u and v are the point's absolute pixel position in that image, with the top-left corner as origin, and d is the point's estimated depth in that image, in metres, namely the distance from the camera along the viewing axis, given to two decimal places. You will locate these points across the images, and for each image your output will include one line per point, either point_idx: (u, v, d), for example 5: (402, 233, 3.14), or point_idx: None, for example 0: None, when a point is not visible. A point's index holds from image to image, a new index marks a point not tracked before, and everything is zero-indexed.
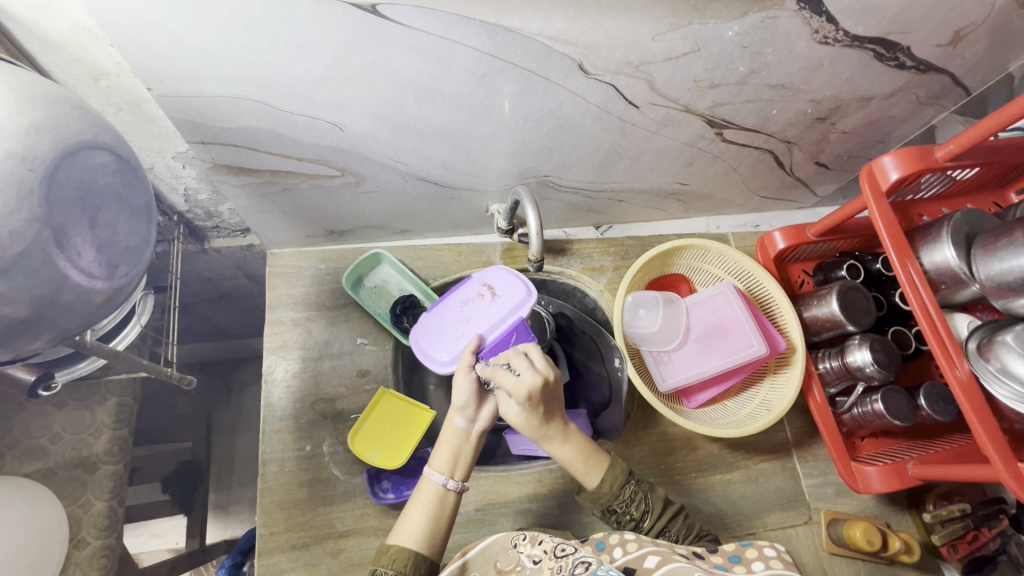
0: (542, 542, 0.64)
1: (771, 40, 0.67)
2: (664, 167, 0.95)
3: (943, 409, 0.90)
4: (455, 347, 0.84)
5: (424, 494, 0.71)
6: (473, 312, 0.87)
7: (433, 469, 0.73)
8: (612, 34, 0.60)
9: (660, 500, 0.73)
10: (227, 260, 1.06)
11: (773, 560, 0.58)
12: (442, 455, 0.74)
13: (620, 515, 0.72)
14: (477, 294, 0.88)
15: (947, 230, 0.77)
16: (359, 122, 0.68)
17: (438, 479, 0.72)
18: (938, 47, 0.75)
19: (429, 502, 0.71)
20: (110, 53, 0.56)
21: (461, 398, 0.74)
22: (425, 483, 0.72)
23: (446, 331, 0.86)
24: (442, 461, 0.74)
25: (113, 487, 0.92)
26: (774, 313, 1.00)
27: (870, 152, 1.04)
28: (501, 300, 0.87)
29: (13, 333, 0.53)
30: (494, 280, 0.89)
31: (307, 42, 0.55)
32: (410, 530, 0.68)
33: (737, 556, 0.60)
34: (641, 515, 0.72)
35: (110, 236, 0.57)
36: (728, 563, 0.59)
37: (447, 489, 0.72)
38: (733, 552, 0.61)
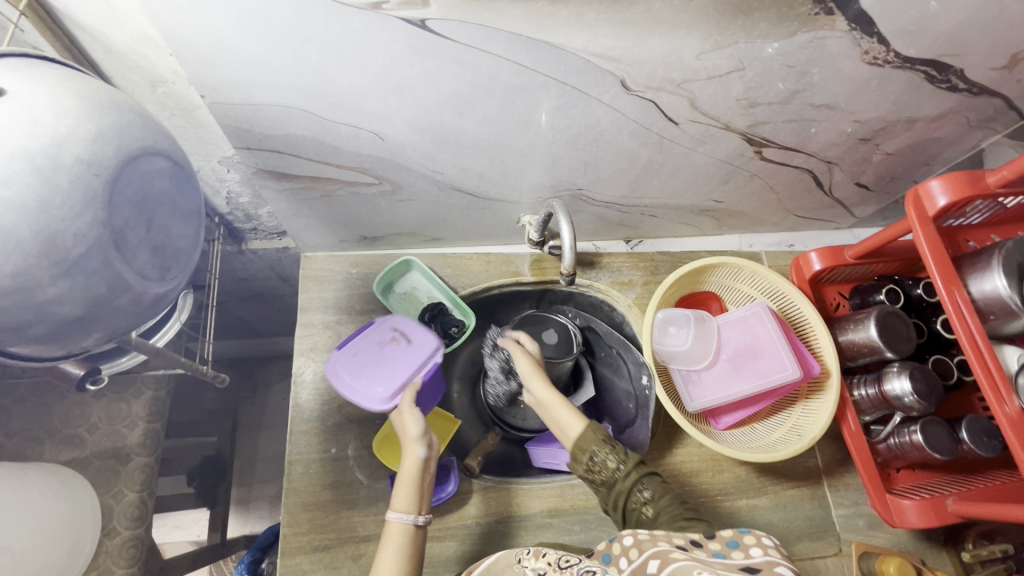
0: (545, 556, 0.63)
1: (817, 60, 0.66)
2: (700, 184, 0.94)
3: (987, 443, 0.86)
4: (382, 385, 0.80)
5: (394, 535, 0.69)
6: (389, 354, 0.83)
7: (398, 510, 0.70)
8: (656, 52, 0.60)
9: (636, 454, 0.74)
10: (262, 261, 1.08)
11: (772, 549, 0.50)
12: (404, 493, 0.71)
13: (599, 464, 0.74)
14: (392, 338, 0.85)
15: (997, 259, 0.74)
16: (399, 133, 0.69)
17: (407, 519, 0.69)
18: (992, 70, 0.73)
19: (400, 544, 0.68)
20: (169, 62, 0.58)
21: (417, 435, 0.74)
22: (391, 525, 0.69)
23: (372, 371, 0.82)
24: (405, 499, 0.71)
25: (145, 479, 0.94)
26: (807, 335, 0.98)
27: (913, 174, 1.01)
28: (415, 346, 0.84)
29: (65, 329, 0.55)
30: (406, 326, 0.86)
31: (356, 55, 0.56)
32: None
33: (735, 540, 0.53)
34: (618, 463, 0.73)
35: (164, 239, 0.59)
36: (726, 548, 0.52)
37: (417, 526, 0.69)
38: (731, 535, 0.54)
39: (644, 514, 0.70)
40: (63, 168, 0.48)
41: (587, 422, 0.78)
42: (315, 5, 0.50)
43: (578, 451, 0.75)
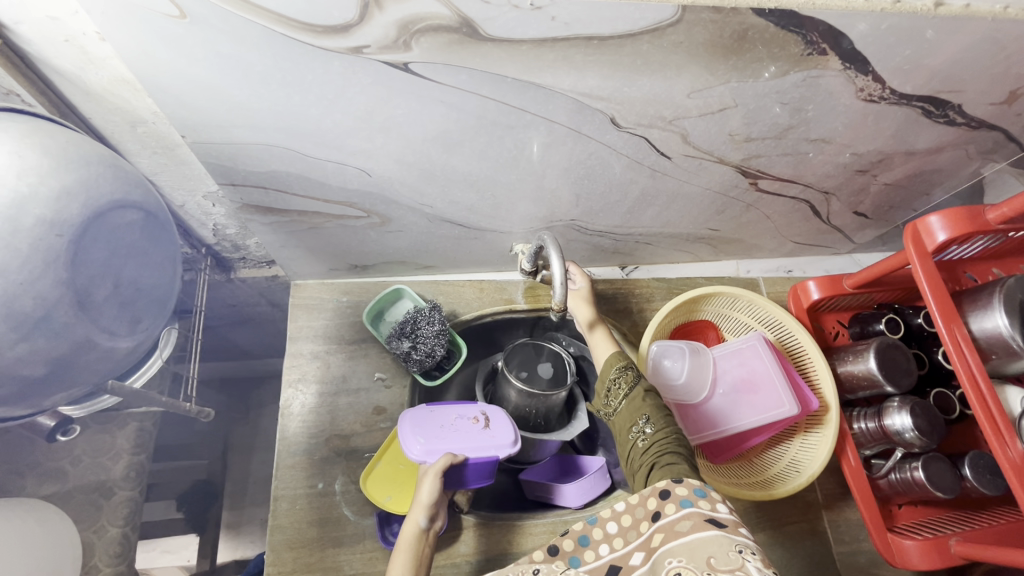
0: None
1: (812, 97, 0.65)
2: (695, 214, 0.93)
3: (990, 481, 0.84)
4: (431, 441, 0.75)
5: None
6: (459, 428, 0.79)
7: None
8: (646, 91, 0.59)
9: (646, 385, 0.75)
10: (252, 288, 1.07)
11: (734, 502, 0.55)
12: (400, 562, 0.67)
13: (612, 390, 0.76)
14: (473, 417, 0.82)
15: (999, 297, 0.72)
16: (387, 169, 0.68)
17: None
18: (991, 105, 0.71)
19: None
20: (147, 102, 0.58)
21: (424, 506, 0.70)
22: None
23: (432, 427, 0.78)
24: (400, 569, 0.66)
25: (128, 514, 0.92)
26: (806, 367, 0.96)
27: (912, 203, 0.99)
28: (489, 434, 0.80)
29: (31, 390, 0.55)
30: (496, 417, 0.84)
31: (337, 96, 0.55)
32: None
33: (702, 490, 0.56)
34: (628, 390, 0.74)
35: (133, 291, 0.59)
36: (693, 498, 0.55)
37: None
38: (698, 485, 0.57)
39: (638, 443, 0.70)
40: (22, 231, 0.48)
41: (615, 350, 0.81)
42: (295, 51, 0.49)
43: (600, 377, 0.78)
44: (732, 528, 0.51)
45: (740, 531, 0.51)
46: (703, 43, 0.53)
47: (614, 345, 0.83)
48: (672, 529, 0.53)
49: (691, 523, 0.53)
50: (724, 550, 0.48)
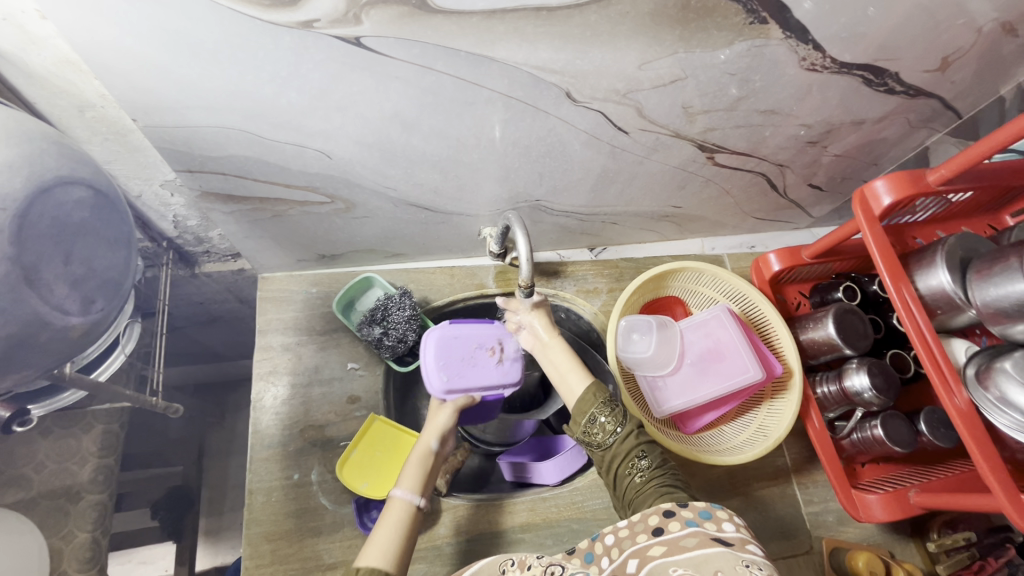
0: (530, 565, 0.60)
1: (758, 67, 0.67)
2: (656, 191, 0.95)
3: (943, 434, 0.89)
4: (452, 380, 0.80)
5: (395, 512, 0.69)
6: (477, 361, 0.82)
7: (403, 488, 0.72)
8: (598, 63, 0.61)
9: (634, 419, 0.73)
10: (218, 284, 1.06)
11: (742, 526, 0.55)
12: (412, 476, 0.74)
13: (598, 426, 0.72)
14: (490, 347, 0.83)
15: (941, 255, 0.76)
16: (347, 150, 0.68)
17: (409, 498, 0.71)
18: (926, 72, 0.75)
19: (400, 520, 0.69)
20: (95, 85, 0.57)
21: (438, 430, 0.79)
22: (394, 502, 0.71)
23: (453, 362, 0.81)
24: (411, 482, 0.73)
25: (97, 519, 0.90)
26: (769, 336, 1.00)
27: (863, 174, 1.03)
28: (502, 369, 0.83)
29: None
30: (509, 341, 0.84)
31: (291, 74, 0.55)
32: (381, 551, 0.65)
33: (707, 512, 0.56)
34: (616, 426, 0.71)
35: (85, 269, 0.57)
36: (698, 520, 0.56)
37: (416, 508, 0.71)
38: (704, 507, 0.57)
39: (634, 480, 0.69)
40: None
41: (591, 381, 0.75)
42: (243, 25, 0.49)
43: (577, 413, 0.73)
44: (738, 546, 0.52)
45: (746, 549, 0.51)
46: (649, 12, 0.55)
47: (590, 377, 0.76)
48: (676, 544, 0.54)
49: (696, 541, 0.53)
50: (730, 565, 0.48)
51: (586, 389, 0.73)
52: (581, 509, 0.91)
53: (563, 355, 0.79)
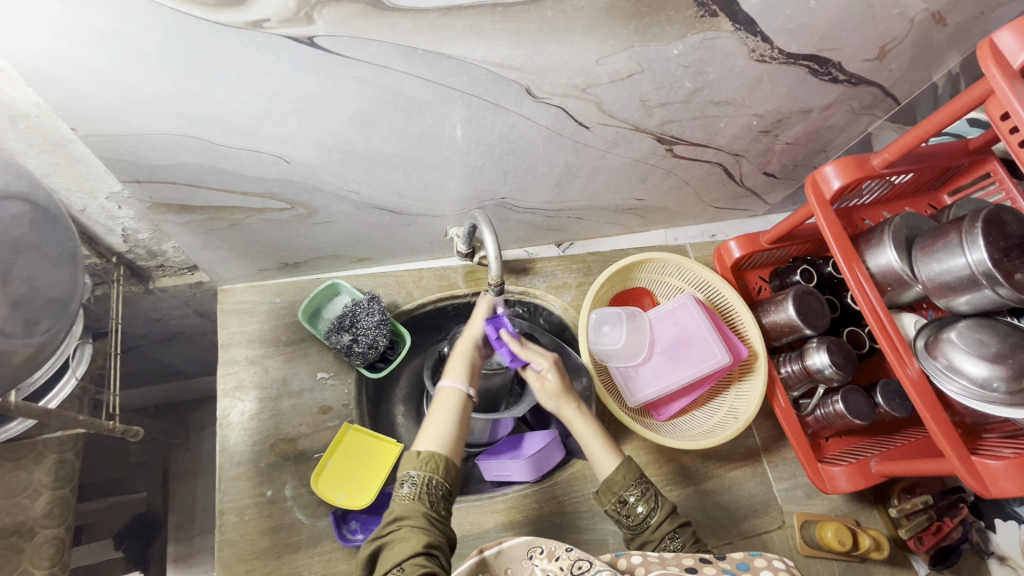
0: (558, 557, 0.57)
1: (711, 60, 0.69)
2: (620, 184, 0.96)
3: (899, 404, 0.93)
4: None
5: (447, 399, 0.76)
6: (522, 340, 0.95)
7: (452, 379, 0.79)
8: (556, 59, 0.61)
9: (667, 503, 0.75)
10: (175, 299, 1.01)
11: (784, 572, 0.56)
12: (458, 368, 0.81)
13: (628, 508, 0.75)
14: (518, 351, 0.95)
15: (888, 235, 0.80)
16: (305, 154, 0.66)
17: (460, 387, 0.78)
18: (866, 61, 0.79)
19: (453, 406, 0.76)
20: (28, 93, 0.54)
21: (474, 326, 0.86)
22: (445, 391, 0.78)
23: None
24: (458, 373, 0.80)
25: (55, 554, 0.84)
26: (734, 320, 1.03)
27: (813, 161, 1.08)
28: None
29: None
30: None
31: (242, 76, 0.53)
32: (438, 434, 0.71)
33: (746, 563, 0.58)
34: (649, 510, 0.74)
35: (26, 290, 0.51)
36: (736, 570, 0.57)
37: (466, 397, 0.78)
38: (741, 559, 0.58)
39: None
40: None
41: (621, 461, 0.78)
42: (189, 27, 0.47)
43: (608, 489, 0.76)
44: None
45: None
46: (603, 7, 0.56)
47: (619, 457, 0.79)
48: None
49: None
50: None
51: (617, 471, 0.77)
52: (562, 504, 0.92)
53: (590, 434, 0.81)
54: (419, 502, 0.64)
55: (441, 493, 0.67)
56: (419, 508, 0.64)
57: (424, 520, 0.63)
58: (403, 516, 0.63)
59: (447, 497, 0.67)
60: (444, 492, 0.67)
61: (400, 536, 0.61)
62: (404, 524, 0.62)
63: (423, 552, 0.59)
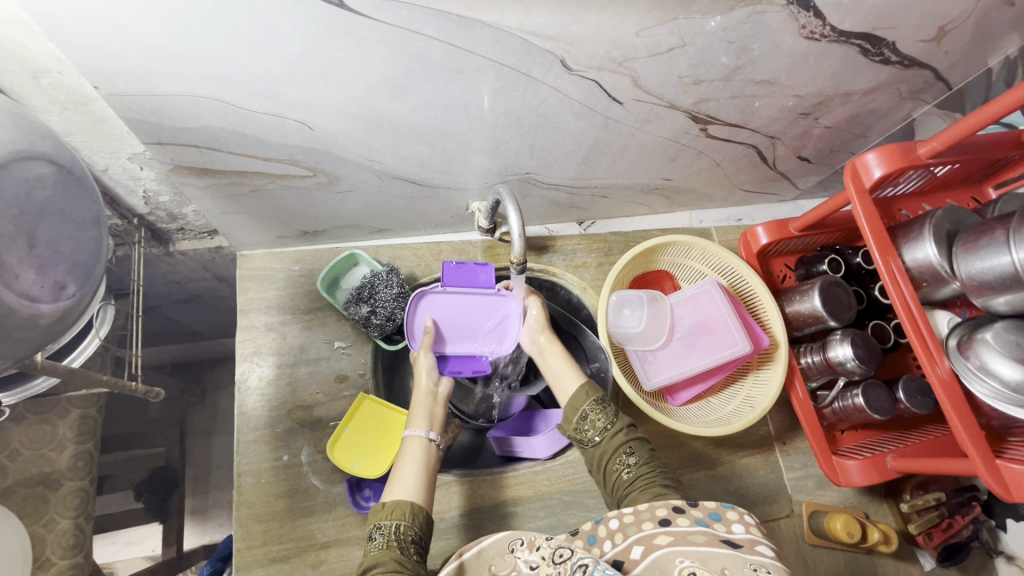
0: (540, 547, 0.56)
1: (757, 35, 0.65)
2: (648, 163, 0.93)
3: (921, 401, 0.91)
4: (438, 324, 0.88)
5: (410, 449, 0.77)
6: (479, 323, 0.90)
7: (413, 428, 0.79)
8: (595, 29, 0.58)
9: (625, 418, 0.78)
10: (195, 262, 1.01)
11: (754, 526, 0.54)
12: (419, 416, 0.81)
13: (589, 423, 0.77)
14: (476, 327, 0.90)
15: (929, 228, 0.77)
16: (329, 121, 0.64)
17: (421, 434, 0.78)
18: (922, 42, 0.74)
19: (418, 456, 0.76)
20: (49, 48, 0.53)
21: (425, 374, 0.86)
22: (409, 441, 0.77)
23: (454, 317, 0.89)
24: (420, 421, 0.80)
25: (79, 505, 0.87)
26: (756, 308, 1.01)
27: (851, 146, 1.03)
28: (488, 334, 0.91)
29: None
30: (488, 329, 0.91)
31: (268, 38, 0.51)
32: (404, 484, 0.72)
33: (717, 513, 0.56)
34: (607, 423, 0.76)
35: (53, 255, 0.51)
36: (708, 520, 0.55)
37: (429, 442, 0.78)
38: (713, 508, 0.56)
39: (622, 475, 0.72)
40: None
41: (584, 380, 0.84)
42: None
43: (569, 411, 0.80)
44: (748, 548, 0.51)
45: (754, 550, 0.51)
46: None
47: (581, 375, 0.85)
48: (684, 538, 0.53)
49: (706, 538, 0.52)
50: (737, 566, 0.48)
51: (580, 388, 0.81)
52: (571, 482, 0.93)
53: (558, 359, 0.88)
54: (391, 550, 0.65)
55: (414, 539, 0.67)
56: (390, 555, 0.64)
57: (395, 564, 0.63)
58: (372, 565, 0.63)
59: (418, 543, 0.67)
60: (416, 536, 0.67)
61: None
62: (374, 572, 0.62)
63: None
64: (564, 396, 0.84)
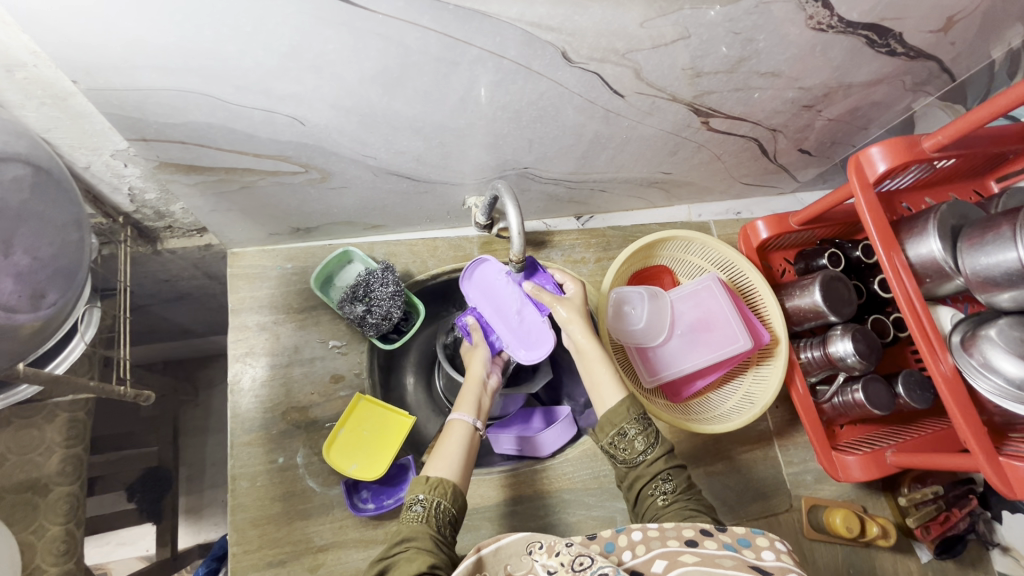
0: (558, 552, 0.54)
1: (763, 26, 0.64)
2: (648, 157, 0.91)
3: (920, 396, 0.91)
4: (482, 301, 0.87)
5: (456, 432, 0.75)
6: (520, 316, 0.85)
7: (462, 412, 0.78)
8: (598, 20, 0.56)
9: (665, 444, 0.73)
10: (184, 260, 0.99)
11: (786, 554, 0.52)
12: (467, 402, 0.80)
13: (626, 442, 0.72)
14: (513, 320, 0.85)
15: (933, 223, 0.76)
16: (321, 116, 0.62)
17: (468, 420, 0.76)
18: (929, 33, 0.73)
19: (462, 438, 0.74)
20: (24, 41, 0.50)
21: (478, 361, 0.85)
22: (454, 423, 0.76)
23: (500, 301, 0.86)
24: (467, 406, 0.79)
25: (69, 510, 0.85)
26: (756, 303, 1.00)
27: (852, 139, 1.02)
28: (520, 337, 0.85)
29: None
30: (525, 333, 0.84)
31: (256, 29, 0.49)
32: (448, 462, 0.70)
33: (747, 539, 0.54)
34: (646, 446, 0.72)
35: (31, 259, 0.48)
36: (737, 545, 0.54)
37: (474, 429, 0.76)
38: (742, 533, 0.55)
39: (656, 501, 0.69)
40: None
41: (626, 394, 0.74)
42: None
43: (606, 423, 0.73)
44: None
45: None
46: None
47: (624, 390, 0.74)
48: (711, 560, 0.51)
49: (733, 562, 0.51)
50: None
51: (619, 403, 0.73)
52: (572, 480, 0.92)
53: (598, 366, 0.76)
54: (427, 526, 0.64)
55: (448, 520, 0.66)
56: (425, 530, 0.63)
57: (431, 541, 0.62)
58: (409, 538, 0.62)
59: (452, 524, 0.66)
60: (451, 517, 0.66)
61: (407, 556, 0.59)
62: (411, 545, 0.61)
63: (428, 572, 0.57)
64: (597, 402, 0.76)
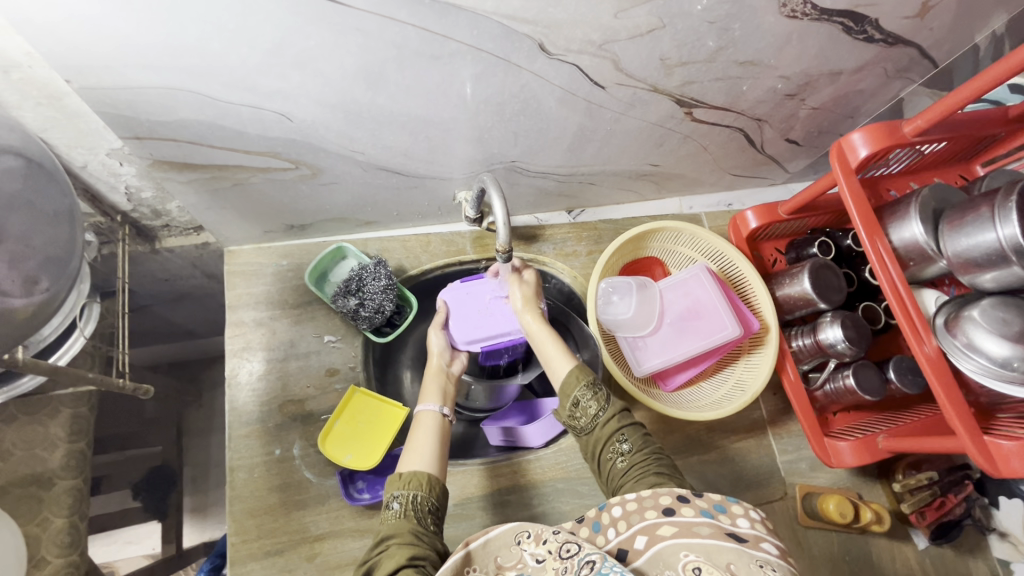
0: (546, 540, 0.55)
1: (738, 15, 0.65)
2: (634, 148, 0.92)
3: (911, 380, 0.92)
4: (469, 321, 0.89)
5: (425, 423, 0.77)
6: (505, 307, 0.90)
7: (426, 403, 0.80)
8: (572, 12, 0.58)
9: (618, 404, 0.74)
10: (182, 259, 1.01)
11: (759, 523, 0.53)
12: (432, 393, 0.82)
13: (581, 410, 0.74)
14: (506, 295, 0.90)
15: (914, 207, 0.77)
16: (308, 112, 0.64)
17: (435, 409, 0.79)
18: (905, 19, 0.74)
19: (432, 429, 0.77)
20: (17, 41, 0.52)
21: (436, 354, 0.88)
22: (422, 415, 0.78)
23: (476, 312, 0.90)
24: (432, 397, 0.81)
25: (73, 503, 0.87)
26: (746, 292, 1.01)
27: (839, 128, 1.03)
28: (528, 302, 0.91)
29: None
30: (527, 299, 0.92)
31: (238, 27, 0.51)
32: (421, 456, 0.72)
33: (722, 505, 0.54)
34: (599, 409, 0.73)
35: (21, 244, 0.50)
36: (713, 511, 0.54)
37: (442, 417, 0.79)
38: (718, 500, 0.55)
39: (616, 465, 0.70)
40: None
41: (576, 362, 0.78)
42: None
43: (562, 396, 0.76)
44: (752, 543, 0.50)
45: (759, 547, 0.49)
46: None
47: (574, 359, 0.79)
48: (688, 528, 0.52)
49: (710, 529, 0.51)
50: (745, 563, 0.47)
51: (571, 371, 0.77)
52: (565, 470, 0.93)
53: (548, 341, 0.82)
54: (405, 519, 0.65)
55: (429, 510, 0.67)
56: (406, 525, 0.64)
57: (412, 535, 0.63)
58: (391, 535, 0.63)
59: (434, 513, 0.67)
60: (431, 506, 0.67)
61: (387, 553, 0.61)
62: (391, 543, 0.62)
63: (409, 564, 0.59)
64: (554, 379, 0.80)
